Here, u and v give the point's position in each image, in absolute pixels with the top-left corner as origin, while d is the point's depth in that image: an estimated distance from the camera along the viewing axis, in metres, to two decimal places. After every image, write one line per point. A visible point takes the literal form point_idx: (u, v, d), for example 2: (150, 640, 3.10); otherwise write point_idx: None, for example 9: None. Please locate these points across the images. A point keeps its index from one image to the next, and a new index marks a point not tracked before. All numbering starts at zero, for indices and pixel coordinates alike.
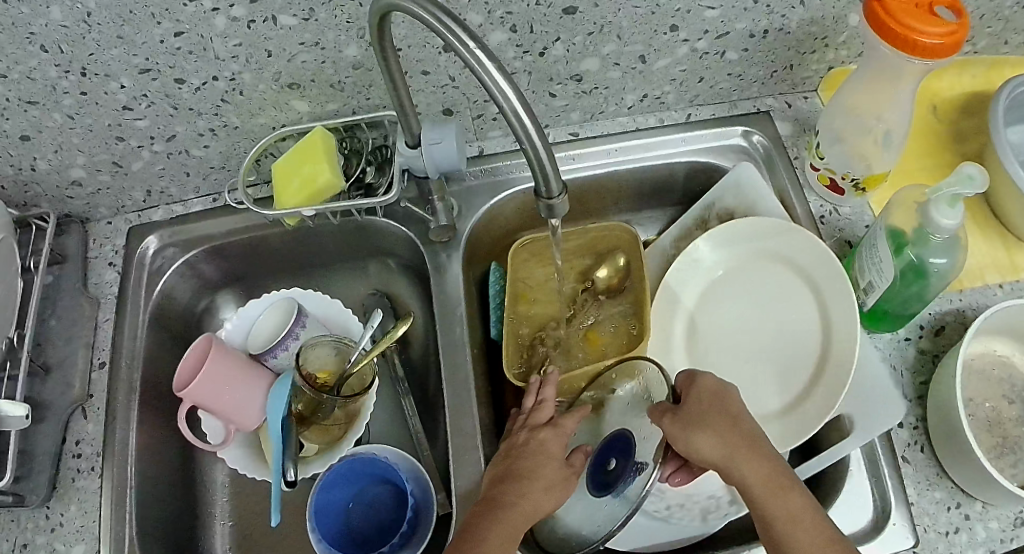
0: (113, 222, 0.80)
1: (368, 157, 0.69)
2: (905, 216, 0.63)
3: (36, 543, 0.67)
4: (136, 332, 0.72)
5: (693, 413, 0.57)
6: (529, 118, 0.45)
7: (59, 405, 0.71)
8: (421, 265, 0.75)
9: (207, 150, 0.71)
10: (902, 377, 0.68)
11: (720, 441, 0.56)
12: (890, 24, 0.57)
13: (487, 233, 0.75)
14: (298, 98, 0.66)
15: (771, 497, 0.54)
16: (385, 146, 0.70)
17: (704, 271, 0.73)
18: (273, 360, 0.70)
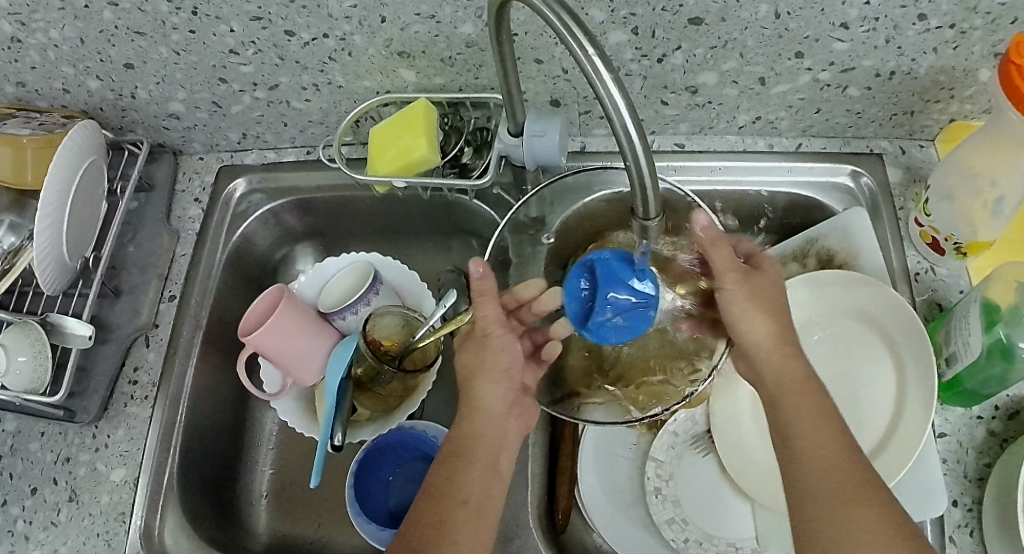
0: (204, 158, 0.80)
1: (467, 137, 0.68)
2: (1003, 292, 0.61)
3: (81, 460, 0.68)
4: (211, 271, 0.73)
5: (766, 293, 0.57)
6: (639, 139, 0.44)
7: (123, 330, 0.72)
8: None
9: (308, 104, 0.71)
10: (965, 456, 0.67)
11: (776, 332, 0.56)
12: None
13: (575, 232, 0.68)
14: (407, 66, 0.65)
15: (803, 397, 0.54)
16: (486, 128, 0.69)
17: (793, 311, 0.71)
18: (342, 322, 0.70)
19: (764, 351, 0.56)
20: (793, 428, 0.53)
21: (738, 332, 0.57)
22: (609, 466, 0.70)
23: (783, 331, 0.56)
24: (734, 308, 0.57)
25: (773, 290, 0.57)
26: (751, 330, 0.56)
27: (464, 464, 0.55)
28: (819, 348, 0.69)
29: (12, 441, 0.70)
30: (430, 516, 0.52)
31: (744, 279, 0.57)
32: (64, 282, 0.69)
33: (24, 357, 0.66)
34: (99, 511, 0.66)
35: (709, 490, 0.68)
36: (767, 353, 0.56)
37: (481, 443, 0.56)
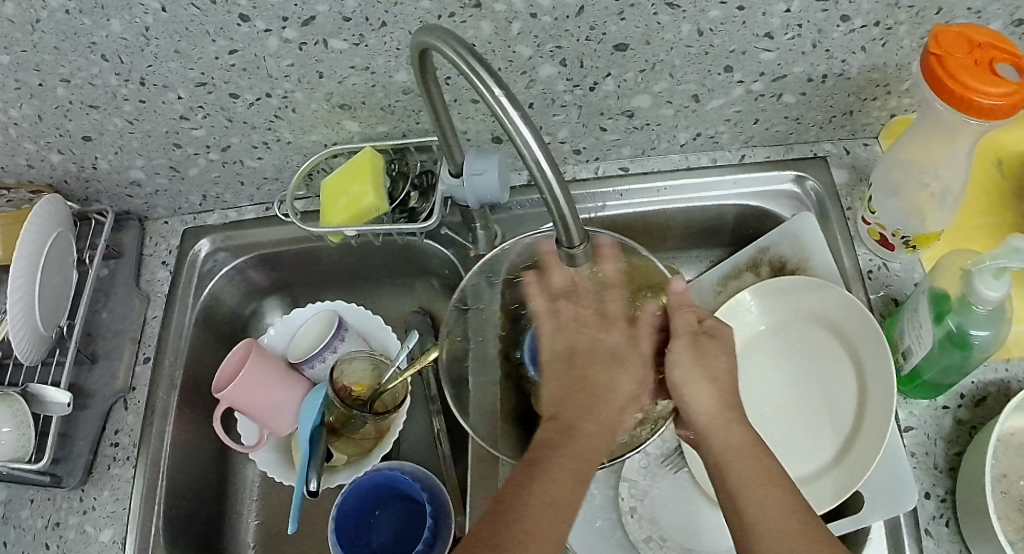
0: (169, 222, 0.82)
1: (414, 181, 0.69)
2: (950, 283, 0.62)
3: (69, 523, 0.71)
4: (182, 331, 0.75)
5: (706, 359, 0.56)
6: (553, 174, 0.46)
7: (102, 394, 0.73)
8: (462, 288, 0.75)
9: (261, 162, 0.73)
10: (934, 447, 0.68)
11: (720, 393, 0.55)
12: (946, 80, 0.55)
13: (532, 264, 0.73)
14: (350, 118, 0.67)
15: (747, 460, 0.52)
16: (431, 170, 0.70)
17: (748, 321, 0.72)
18: (311, 371, 0.72)
19: (708, 418, 0.55)
20: (739, 498, 0.51)
21: (684, 399, 0.56)
22: (586, 487, 0.71)
23: (724, 398, 0.55)
24: (678, 370, 0.56)
25: (716, 350, 0.57)
26: (698, 396, 0.55)
27: (546, 481, 0.51)
28: (777, 358, 0.70)
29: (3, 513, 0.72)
30: (502, 506, 0.51)
31: (694, 342, 0.57)
32: (41, 351, 0.71)
33: (7, 428, 0.69)
34: None
35: (684, 503, 0.69)
36: (710, 422, 0.55)
37: (591, 422, 0.54)
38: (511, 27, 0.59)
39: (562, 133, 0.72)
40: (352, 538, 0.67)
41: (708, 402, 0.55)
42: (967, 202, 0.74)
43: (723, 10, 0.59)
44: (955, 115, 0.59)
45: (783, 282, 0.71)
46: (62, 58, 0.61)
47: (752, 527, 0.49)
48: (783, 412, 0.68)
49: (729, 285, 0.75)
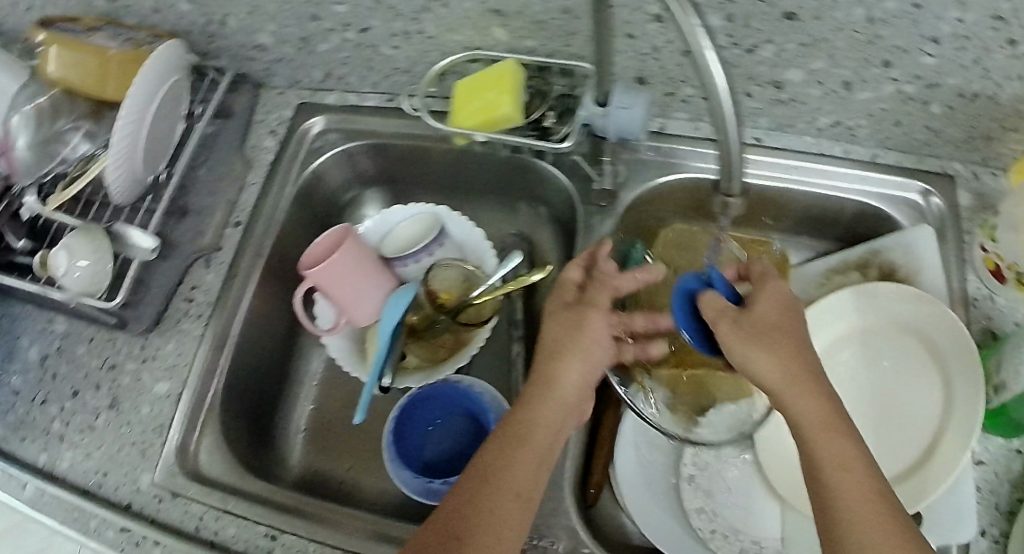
0: (284, 93, 0.78)
1: (551, 102, 0.67)
2: None
3: (126, 369, 0.72)
4: (277, 205, 0.73)
5: (762, 325, 0.54)
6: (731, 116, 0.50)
7: (185, 248, 0.72)
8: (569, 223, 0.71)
9: (396, 51, 0.70)
10: (1000, 489, 0.65)
11: (783, 362, 0.53)
12: None
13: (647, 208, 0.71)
14: (500, 26, 0.65)
15: (826, 440, 0.50)
16: (570, 95, 0.67)
17: (847, 318, 0.71)
18: (402, 270, 0.72)
19: (775, 383, 0.53)
20: (824, 481, 0.50)
21: (744, 362, 0.53)
22: (645, 444, 0.71)
23: (795, 362, 0.53)
24: (734, 349, 0.54)
25: (771, 317, 0.55)
26: (760, 363, 0.53)
27: (518, 450, 0.53)
28: (866, 362, 0.70)
29: (60, 344, 0.75)
30: (474, 481, 0.52)
31: (735, 321, 0.54)
32: (133, 195, 0.71)
33: (85, 261, 0.69)
34: (137, 420, 0.71)
35: (741, 484, 0.68)
36: (779, 385, 0.53)
37: (541, 433, 0.54)
38: None
39: None
40: (406, 442, 0.67)
41: (773, 368, 0.53)
42: None
43: (899, 3, 0.57)
44: None
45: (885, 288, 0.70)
46: None
47: (838, 517, 0.48)
48: (858, 414, 0.68)
49: (831, 280, 0.74)
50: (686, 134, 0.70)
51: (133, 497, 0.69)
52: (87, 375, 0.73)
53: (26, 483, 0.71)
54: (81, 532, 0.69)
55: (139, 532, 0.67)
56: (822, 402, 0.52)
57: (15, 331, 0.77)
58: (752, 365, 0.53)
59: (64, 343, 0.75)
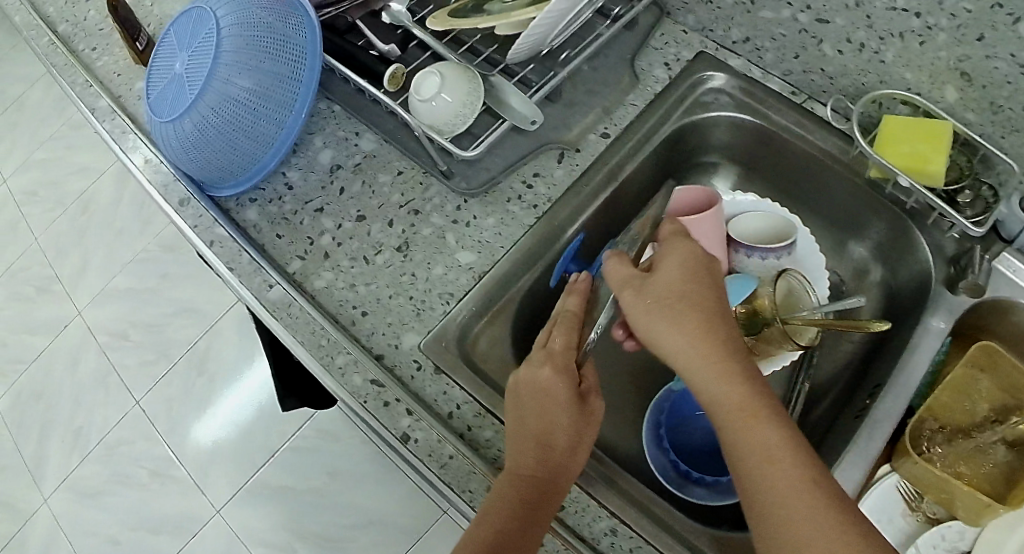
0: (688, 33, 0.73)
1: (969, 182, 0.66)
2: None
3: (429, 220, 0.66)
4: (648, 138, 0.68)
5: (664, 289, 0.51)
6: None
7: (545, 134, 0.68)
8: (904, 294, 0.69)
9: (837, 56, 0.67)
10: None
11: (693, 332, 0.49)
12: None
13: (989, 317, 0.70)
14: (958, 86, 0.63)
15: (718, 407, 0.47)
16: (989, 186, 0.66)
17: None
18: (745, 257, 0.68)
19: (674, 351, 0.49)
20: (749, 486, 0.45)
21: (649, 335, 0.50)
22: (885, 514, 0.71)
23: (710, 342, 0.48)
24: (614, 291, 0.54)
25: (668, 284, 0.51)
26: (659, 338, 0.50)
27: (549, 457, 0.53)
28: None
29: (360, 161, 0.69)
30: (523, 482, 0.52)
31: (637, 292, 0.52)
32: (522, 59, 0.67)
33: (449, 97, 0.64)
34: (425, 278, 0.65)
35: None
36: (686, 361, 0.48)
37: (560, 435, 0.54)
38: None
39: None
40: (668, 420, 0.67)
41: (677, 343, 0.49)
42: None
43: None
44: None
45: None
46: None
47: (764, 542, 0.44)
48: None
49: None
50: None
51: (387, 351, 0.63)
52: (381, 207, 0.67)
53: (274, 283, 0.64)
54: (323, 364, 0.62)
55: (392, 394, 0.61)
56: (732, 386, 0.47)
57: (311, 127, 0.71)
58: (706, 390, 0.47)
59: (364, 163, 0.69)
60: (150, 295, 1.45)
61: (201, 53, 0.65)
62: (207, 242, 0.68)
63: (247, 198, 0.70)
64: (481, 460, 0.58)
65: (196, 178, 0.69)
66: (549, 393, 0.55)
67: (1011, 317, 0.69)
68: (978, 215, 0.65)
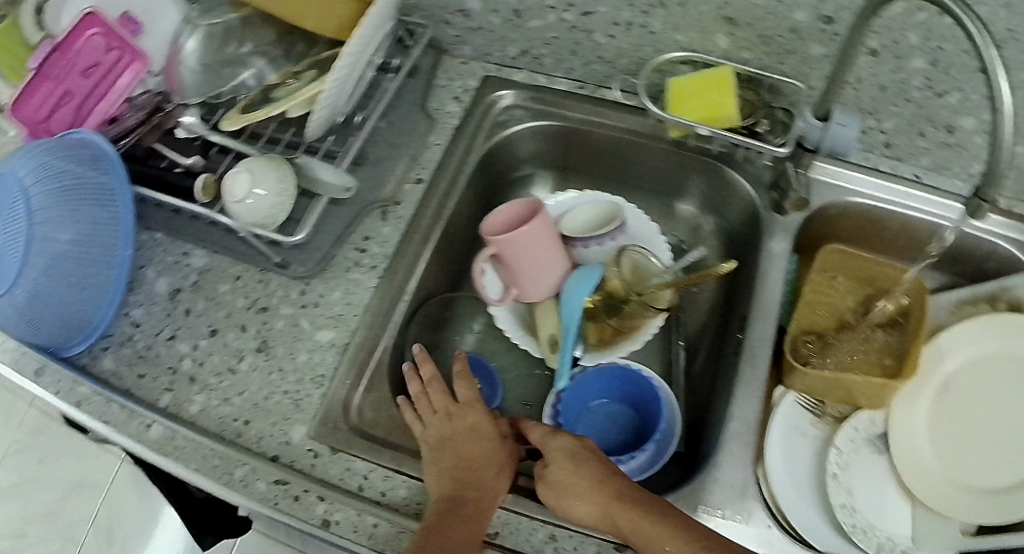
0: (468, 63, 0.76)
1: (764, 112, 0.70)
2: None
3: (280, 312, 0.69)
4: (461, 167, 0.71)
5: (557, 458, 0.59)
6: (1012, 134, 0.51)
7: (364, 197, 0.70)
8: (734, 230, 0.73)
9: (609, 41, 0.70)
10: None
11: (590, 484, 0.56)
12: None
13: (820, 227, 0.74)
14: (727, 33, 0.67)
15: (643, 536, 0.52)
16: (782, 110, 0.70)
17: (987, 345, 0.74)
18: (582, 249, 0.71)
19: (588, 510, 0.55)
20: None
21: (567, 515, 0.56)
22: (801, 432, 0.73)
23: (598, 488, 0.56)
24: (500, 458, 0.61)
25: (556, 467, 0.58)
26: (570, 505, 0.56)
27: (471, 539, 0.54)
28: (998, 386, 0.73)
29: (196, 279, 0.71)
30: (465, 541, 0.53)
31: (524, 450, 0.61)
32: (320, 132, 0.69)
33: (264, 191, 0.65)
34: (292, 367, 0.67)
35: (878, 486, 0.73)
36: (602, 511, 0.55)
37: (466, 520, 0.54)
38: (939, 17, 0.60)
39: (886, 123, 0.72)
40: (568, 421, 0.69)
41: (593, 513, 0.55)
42: None
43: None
44: None
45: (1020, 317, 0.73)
46: None
47: None
48: (984, 430, 0.72)
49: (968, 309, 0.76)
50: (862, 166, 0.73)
51: (281, 450, 0.63)
52: (230, 316, 0.69)
53: (151, 422, 0.65)
54: (222, 482, 0.62)
55: (299, 486, 0.61)
56: (655, 526, 0.52)
57: (143, 260, 0.73)
58: (643, 539, 0.52)
59: (201, 279, 0.71)
60: (46, 479, 1.43)
61: (13, 222, 0.65)
62: (74, 402, 0.67)
63: (99, 347, 0.71)
64: (403, 518, 0.59)
65: (41, 344, 0.68)
66: (486, 500, 0.57)
67: (838, 219, 0.73)
68: (780, 137, 0.69)
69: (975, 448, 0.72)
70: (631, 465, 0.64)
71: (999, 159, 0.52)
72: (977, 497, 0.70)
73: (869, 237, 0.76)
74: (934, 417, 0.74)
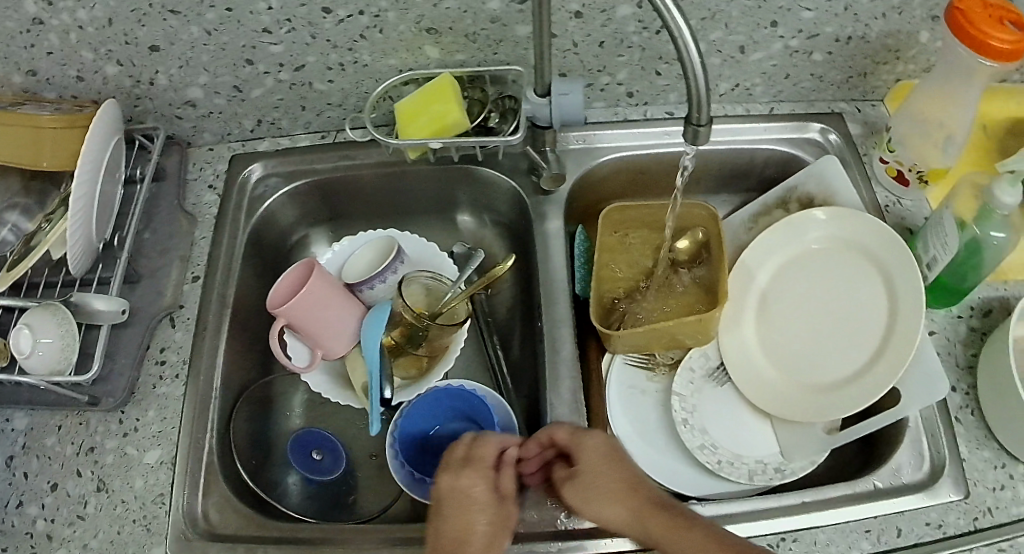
0: (215, 149, 0.78)
1: (492, 106, 0.71)
2: (966, 204, 0.68)
3: (107, 448, 0.68)
4: (233, 251, 0.73)
5: (592, 470, 0.56)
6: (694, 49, 0.50)
7: (146, 314, 0.71)
8: (512, 219, 0.77)
9: (330, 86, 0.73)
10: (955, 349, 0.71)
11: (620, 496, 0.54)
12: (970, 30, 0.64)
13: (586, 191, 0.78)
14: (432, 44, 0.70)
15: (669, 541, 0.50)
16: (506, 98, 0.72)
17: (789, 247, 0.76)
18: (368, 292, 0.73)
19: (613, 515, 0.53)
20: None
21: (598, 516, 0.54)
22: (640, 387, 0.75)
23: (632, 498, 0.53)
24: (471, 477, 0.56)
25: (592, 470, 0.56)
26: (606, 513, 0.54)
27: None
28: (813, 282, 0.74)
29: (24, 441, 0.70)
30: None
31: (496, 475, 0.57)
32: (84, 266, 0.69)
33: (49, 338, 0.66)
34: (132, 496, 0.66)
35: (729, 413, 0.73)
36: (630, 517, 0.53)
37: None
38: None
39: (619, 75, 0.74)
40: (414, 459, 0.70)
41: (623, 515, 0.53)
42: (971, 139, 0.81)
43: None
44: (970, 60, 0.67)
45: (810, 212, 0.75)
46: None
47: None
48: (812, 328, 0.73)
49: (761, 221, 0.78)
50: (608, 120, 0.77)
51: None
52: (64, 465, 0.68)
53: None
54: None
55: None
56: (689, 531, 0.50)
57: None
58: (671, 543, 0.50)
59: (29, 440, 0.70)
60: None
61: None
62: None
63: None
64: None
65: None
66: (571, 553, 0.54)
67: (600, 176, 0.77)
68: (512, 125, 0.70)
69: (808, 350, 0.73)
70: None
71: (695, 71, 0.51)
72: (821, 396, 0.71)
73: (640, 183, 0.80)
74: (761, 333, 0.75)
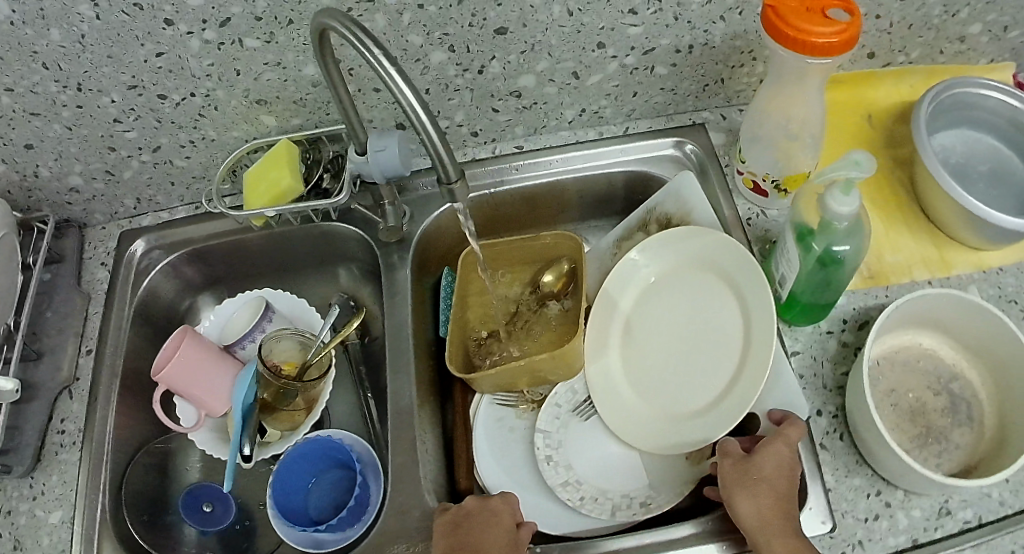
0: (107, 227, 0.86)
1: (326, 166, 0.76)
2: (810, 211, 0.62)
3: (21, 510, 0.73)
4: (121, 323, 0.80)
5: (757, 472, 0.58)
6: (425, 114, 0.53)
7: (47, 388, 0.77)
8: (374, 264, 0.82)
9: (189, 161, 0.79)
10: (823, 368, 0.67)
11: (772, 504, 0.57)
12: (786, 29, 0.59)
13: (444, 235, 0.81)
14: (267, 113, 0.74)
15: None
16: (342, 157, 0.77)
17: (646, 273, 0.75)
18: (243, 351, 0.79)
19: (758, 518, 0.57)
20: None
21: (732, 504, 0.58)
22: (508, 424, 0.75)
23: (780, 507, 0.57)
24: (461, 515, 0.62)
25: (774, 473, 0.58)
26: (746, 508, 0.57)
27: None
28: (675, 303, 0.74)
29: None
30: None
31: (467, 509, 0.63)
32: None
33: None
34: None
35: (599, 448, 0.72)
36: (757, 522, 0.56)
37: None
38: (402, 19, 0.64)
39: (457, 116, 0.76)
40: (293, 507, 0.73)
41: (766, 514, 0.57)
42: (850, 130, 0.78)
43: None
44: (795, 59, 0.63)
45: (668, 232, 0.73)
46: (5, 68, 0.66)
47: None
48: (678, 350, 0.72)
49: (624, 245, 0.78)
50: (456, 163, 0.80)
51: None
52: None
53: None
54: None
55: None
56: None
57: None
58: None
59: None
60: None
61: None
62: None
63: None
64: None
65: None
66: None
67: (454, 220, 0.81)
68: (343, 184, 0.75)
69: (673, 374, 0.72)
70: (363, 520, 0.68)
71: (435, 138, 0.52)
72: (684, 421, 0.69)
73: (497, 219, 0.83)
74: (626, 362, 0.74)
